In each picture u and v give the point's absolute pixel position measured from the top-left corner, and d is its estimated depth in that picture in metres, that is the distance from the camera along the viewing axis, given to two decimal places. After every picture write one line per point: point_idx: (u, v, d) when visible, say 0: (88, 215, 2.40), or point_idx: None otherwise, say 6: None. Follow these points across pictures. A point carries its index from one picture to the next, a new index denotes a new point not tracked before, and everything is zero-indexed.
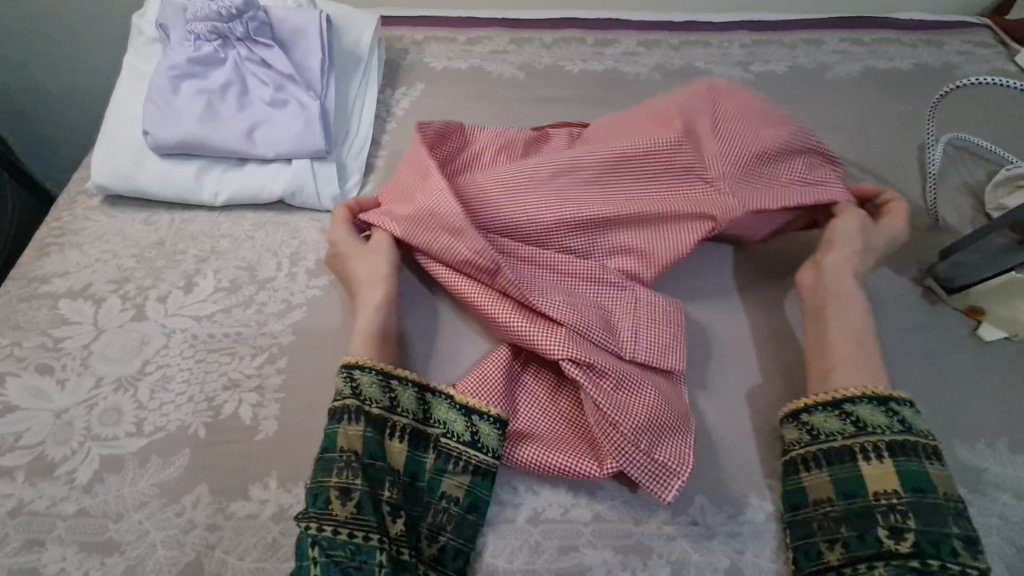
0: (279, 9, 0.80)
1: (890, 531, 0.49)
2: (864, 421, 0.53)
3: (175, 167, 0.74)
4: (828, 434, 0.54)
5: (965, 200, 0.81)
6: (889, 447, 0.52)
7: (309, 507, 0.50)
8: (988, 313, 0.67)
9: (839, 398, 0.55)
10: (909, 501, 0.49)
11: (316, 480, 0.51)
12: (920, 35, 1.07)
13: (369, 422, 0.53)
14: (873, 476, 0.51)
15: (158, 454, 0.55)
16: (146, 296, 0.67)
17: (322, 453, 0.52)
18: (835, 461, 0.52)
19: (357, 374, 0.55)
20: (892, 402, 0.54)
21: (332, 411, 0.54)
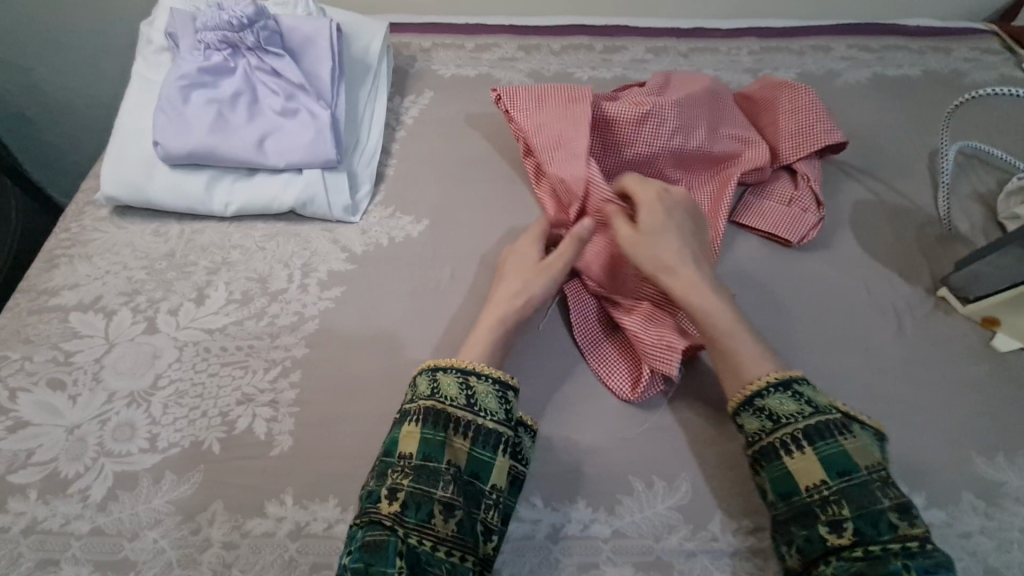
0: (288, 17, 0.79)
1: (829, 525, 0.48)
2: (776, 414, 0.53)
3: (185, 177, 0.73)
4: (754, 436, 0.53)
5: (977, 208, 0.81)
6: (806, 435, 0.51)
7: (409, 516, 0.48)
8: (1003, 325, 0.67)
9: (749, 394, 0.54)
10: (837, 487, 0.49)
11: (420, 489, 0.49)
12: (927, 42, 1.07)
13: (483, 440, 0.52)
14: (799, 469, 0.50)
15: (172, 470, 0.55)
16: (158, 308, 0.66)
17: (422, 460, 0.50)
18: (765, 461, 0.52)
19: (473, 383, 0.54)
20: (793, 384, 0.53)
21: (437, 416, 0.52)
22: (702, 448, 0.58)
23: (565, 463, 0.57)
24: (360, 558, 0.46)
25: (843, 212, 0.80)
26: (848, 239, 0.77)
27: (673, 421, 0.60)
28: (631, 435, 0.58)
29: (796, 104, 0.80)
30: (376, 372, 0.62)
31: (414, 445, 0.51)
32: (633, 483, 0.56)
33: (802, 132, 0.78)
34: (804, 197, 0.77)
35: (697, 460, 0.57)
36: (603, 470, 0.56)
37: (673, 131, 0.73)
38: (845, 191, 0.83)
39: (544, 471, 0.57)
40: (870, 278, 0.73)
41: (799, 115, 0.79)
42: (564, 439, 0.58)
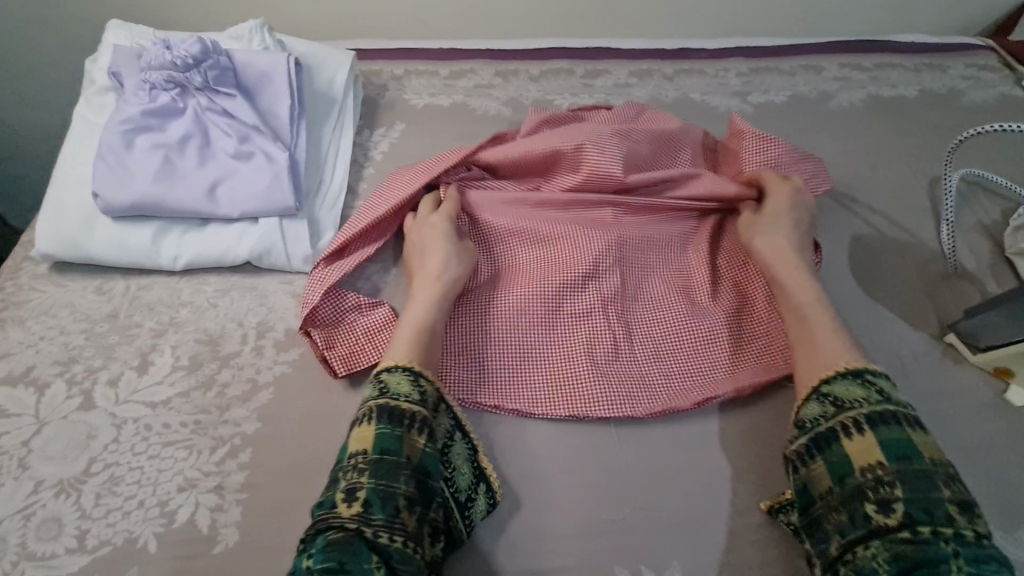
0: (242, 52, 0.74)
1: (878, 504, 0.45)
2: (841, 399, 0.51)
3: (129, 230, 0.68)
4: (812, 420, 0.51)
5: (983, 241, 0.76)
6: (868, 419, 0.49)
7: (374, 514, 0.44)
8: (1017, 376, 0.61)
9: (817, 384, 0.53)
10: (895, 470, 0.46)
11: (383, 484, 0.46)
12: (922, 59, 1.03)
13: (431, 435, 0.50)
14: (855, 449, 0.48)
15: (101, 574, 0.49)
16: (96, 379, 0.60)
17: (379, 455, 0.47)
18: (819, 446, 0.50)
19: (424, 383, 0.52)
20: (862, 373, 0.52)
21: (388, 412, 0.49)
22: (693, 529, 0.53)
23: (543, 552, 0.52)
24: (332, 559, 0.41)
25: (842, 249, 0.75)
26: (846, 280, 0.72)
27: (659, 496, 0.55)
28: (615, 515, 0.54)
29: (762, 152, 0.76)
30: (333, 450, 0.56)
31: (370, 442, 0.48)
32: (618, 575, 0.51)
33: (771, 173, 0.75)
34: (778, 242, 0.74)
35: (686, 545, 0.52)
36: (581, 559, 0.52)
37: (615, 167, 0.71)
38: (843, 224, 0.78)
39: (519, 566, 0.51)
40: (873, 324, 0.68)
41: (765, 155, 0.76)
42: (544, 524, 0.53)
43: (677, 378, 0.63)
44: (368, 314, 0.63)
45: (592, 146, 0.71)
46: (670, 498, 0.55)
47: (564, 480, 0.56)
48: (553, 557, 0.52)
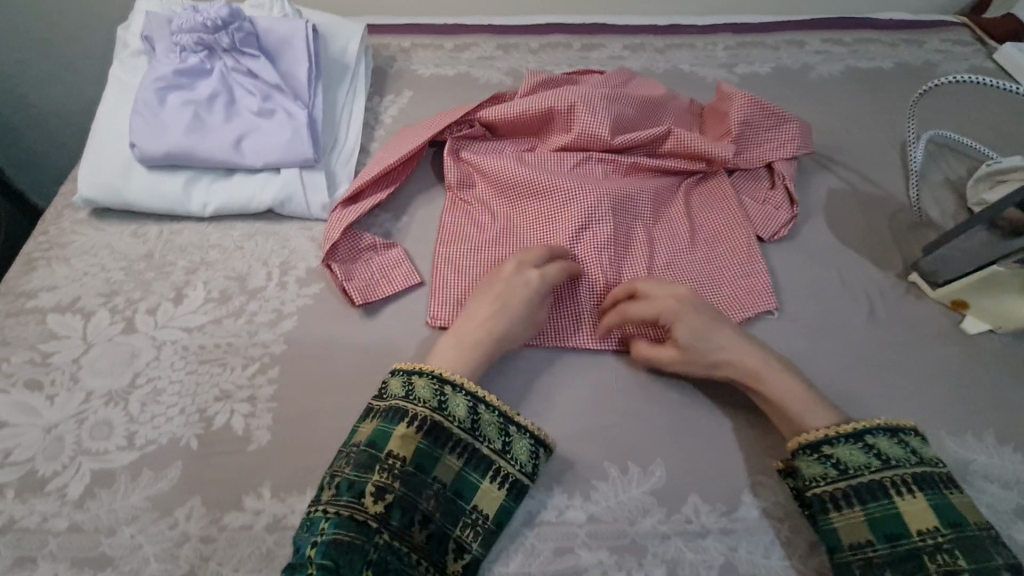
0: (264, 19, 0.80)
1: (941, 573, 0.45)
2: (885, 454, 0.51)
3: (162, 179, 0.74)
4: (856, 469, 0.51)
5: (948, 195, 0.83)
6: (915, 480, 0.49)
7: (393, 519, 0.49)
8: (972, 307, 0.68)
9: (858, 430, 0.53)
10: (951, 537, 0.46)
11: (403, 495, 0.49)
12: (899, 35, 1.09)
13: (464, 456, 0.52)
14: (909, 512, 0.48)
15: (149, 467, 0.55)
16: (136, 308, 0.66)
17: (415, 468, 0.50)
18: (867, 499, 0.49)
19: (480, 410, 0.54)
20: (896, 432, 0.53)
21: (438, 432, 0.52)
22: (677, 432, 0.59)
23: None
24: (329, 555, 0.46)
25: (817, 201, 0.82)
26: (820, 228, 0.79)
27: (647, 405, 0.61)
28: (606, 421, 0.60)
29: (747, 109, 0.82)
30: (353, 368, 0.63)
31: (408, 450, 0.51)
32: (607, 468, 0.56)
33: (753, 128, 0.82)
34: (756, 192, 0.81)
35: (670, 445, 0.58)
36: (575, 454, 0.57)
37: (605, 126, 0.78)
38: (819, 180, 0.84)
39: None
40: (844, 266, 0.74)
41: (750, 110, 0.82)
42: (543, 428, 0.59)
43: None
44: (383, 253, 0.71)
45: (584, 107, 0.77)
46: (655, 404, 0.61)
47: (560, 389, 0.62)
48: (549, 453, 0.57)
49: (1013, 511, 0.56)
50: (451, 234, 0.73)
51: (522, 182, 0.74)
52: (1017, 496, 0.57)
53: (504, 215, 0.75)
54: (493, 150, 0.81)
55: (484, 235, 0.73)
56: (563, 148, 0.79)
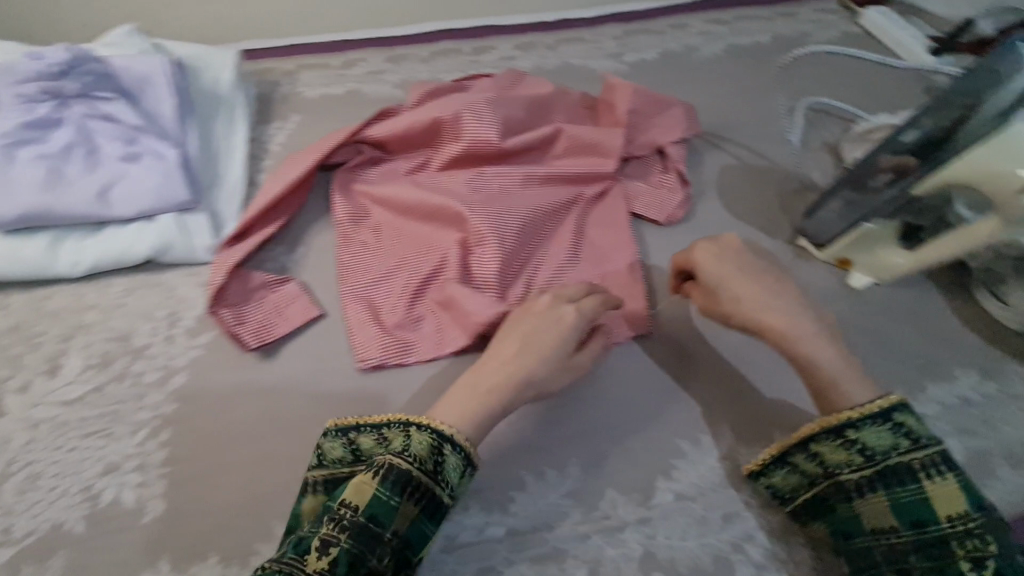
0: (118, 57, 0.75)
1: (970, 562, 0.42)
2: (916, 433, 0.48)
3: (21, 242, 0.68)
4: (883, 453, 0.48)
5: (828, 158, 0.87)
6: (947, 461, 0.46)
7: (339, 574, 0.42)
8: (855, 264, 0.72)
9: (889, 407, 0.48)
10: (982, 522, 0.44)
11: (354, 547, 0.43)
12: (773, 9, 1.14)
13: (416, 487, 0.47)
14: (939, 496, 0.45)
15: (31, 561, 0.51)
16: (4, 389, 0.61)
17: (370, 519, 0.44)
18: (895, 484, 0.47)
19: (445, 448, 0.49)
20: (892, 414, 0.48)
21: (399, 474, 0.47)
22: (589, 430, 0.59)
23: None
24: None
25: (709, 179, 0.84)
26: (714, 205, 0.81)
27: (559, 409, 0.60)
28: (520, 431, 0.59)
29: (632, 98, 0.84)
30: (253, 416, 0.60)
31: (365, 498, 0.45)
32: (522, 479, 0.56)
33: (638, 119, 0.84)
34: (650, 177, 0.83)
35: (583, 444, 0.58)
36: (488, 470, 0.56)
37: (489, 128, 0.77)
38: (710, 158, 0.87)
39: None
40: (738, 239, 0.77)
41: (634, 99, 0.83)
42: None
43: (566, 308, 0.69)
44: (276, 290, 0.68)
45: (470, 114, 0.77)
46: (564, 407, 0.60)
47: None
48: None
49: None
50: (355, 267, 0.71)
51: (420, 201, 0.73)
52: None
53: (401, 235, 0.73)
54: (388, 172, 0.80)
55: (387, 260, 0.71)
56: (454, 158, 0.78)
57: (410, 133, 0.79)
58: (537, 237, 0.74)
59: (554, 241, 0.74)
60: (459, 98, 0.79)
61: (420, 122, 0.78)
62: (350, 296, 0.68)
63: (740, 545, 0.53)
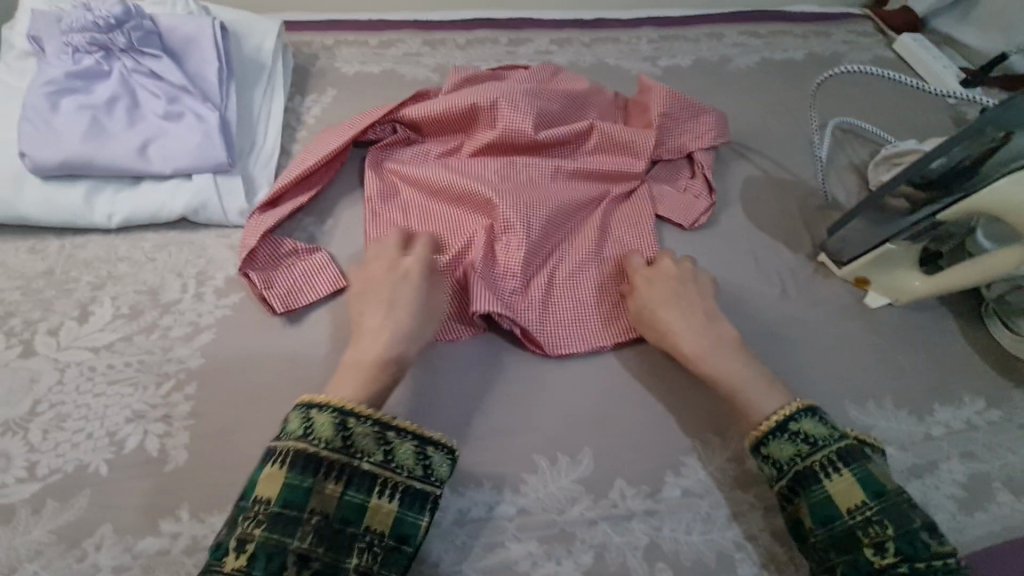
0: (167, 17, 0.76)
1: (874, 547, 0.48)
2: (812, 436, 0.52)
3: (60, 190, 0.69)
4: (788, 462, 0.52)
5: (853, 179, 0.88)
6: (840, 456, 0.51)
7: (257, 569, 0.43)
8: (872, 283, 0.73)
9: (782, 419, 0.54)
10: (877, 507, 0.49)
11: (274, 538, 0.45)
12: (809, 27, 1.15)
13: (350, 481, 0.48)
14: (837, 493, 0.50)
15: (54, 497, 0.52)
16: (35, 331, 0.62)
17: (282, 507, 0.46)
18: (803, 487, 0.51)
19: (348, 422, 0.49)
20: (789, 422, 0.53)
21: (305, 461, 0.47)
22: (604, 421, 0.60)
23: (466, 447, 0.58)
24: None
25: (735, 189, 0.85)
26: (738, 215, 0.82)
27: (573, 398, 0.62)
28: (535, 417, 0.60)
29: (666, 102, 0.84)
30: (277, 379, 0.61)
31: (274, 490, 0.46)
32: (536, 463, 0.57)
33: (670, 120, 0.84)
34: (678, 180, 0.84)
35: (596, 436, 0.59)
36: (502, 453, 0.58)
37: (526, 118, 0.78)
38: (737, 169, 0.88)
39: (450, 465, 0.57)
40: (759, 250, 0.78)
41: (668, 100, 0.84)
42: (475, 425, 0.60)
43: (587, 303, 0.69)
44: (305, 258, 0.69)
45: (506, 103, 0.77)
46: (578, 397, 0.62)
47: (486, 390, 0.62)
48: (477, 450, 0.58)
49: (908, 470, 0.61)
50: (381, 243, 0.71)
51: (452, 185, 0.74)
52: (912, 456, 0.62)
53: (426, 217, 0.74)
54: (419, 154, 0.81)
55: (412, 243, 0.72)
56: (486, 144, 0.79)
57: (445, 118, 0.79)
58: (563, 229, 0.73)
59: (579, 237, 0.74)
60: (497, 86, 0.80)
61: (454, 107, 0.78)
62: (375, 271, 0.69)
63: (741, 544, 0.55)
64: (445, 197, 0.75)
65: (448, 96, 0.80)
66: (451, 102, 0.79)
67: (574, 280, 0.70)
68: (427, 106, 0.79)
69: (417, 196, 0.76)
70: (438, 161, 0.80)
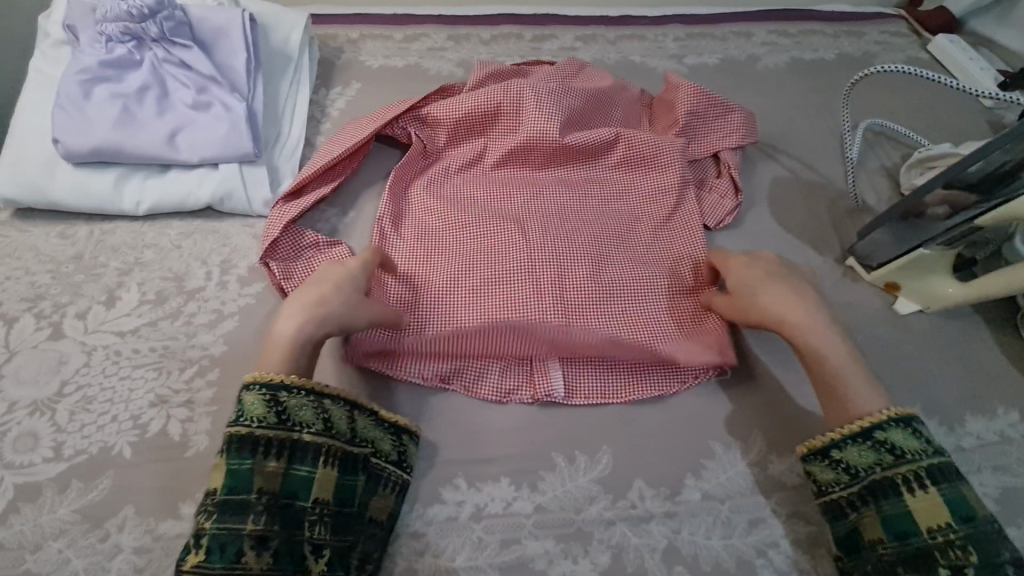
0: (198, 8, 0.77)
1: (950, 569, 0.47)
2: (900, 448, 0.51)
3: (91, 176, 0.70)
4: (866, 470, 0.52)
5: (883, 182, 0.86)
6: (930, 474, 0.50)
7: (214, 561, 0.45)
8: (903, 289, 0.71)
9: (867, 427, 0.53)
10: (964, 534, 0.47)
11: (225, 527, 0.46)
12: (841, 26, 1.13)
13: (292, 458, 0.49)
14: (921, 510, 0.49)
15: (79, 477, 0.53)
16: (64, 313, 0.63)
17: (228, 494, 0.47)
18: (879, 497, 0.51)
19: (280, 397, 0.50)
20: (875, 432, 0.52)
21: (245, 441, 0.48)
22: (623, 421, 0.60)
23: (484, 443, 0.58)
24: None
25: (761, 190, 0.84)
26: (764, 216, 0.81)
27: (593, 401, 0.61)
28: (553, 415, 0.60)
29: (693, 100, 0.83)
30: None
31: (219, 480, 0.48)
32: (554, 462, 0.57)
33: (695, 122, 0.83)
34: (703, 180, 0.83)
35: (616, 436, 0.59)
36: (521, 450, 0.57)
37: (550, 115, 0.77)
38: (763, 169, 0.86)
39: (468, 461, 0.57)
40: (785, 252, 0.77)
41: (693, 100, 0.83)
42: (494, 420, 0.59)
43: (611, 317, 0.66)
44: (326, 251, 0.69)
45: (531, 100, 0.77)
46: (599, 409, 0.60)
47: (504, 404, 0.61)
48: (495, 446, 0.58)
49: None
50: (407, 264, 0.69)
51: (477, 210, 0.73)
52: None
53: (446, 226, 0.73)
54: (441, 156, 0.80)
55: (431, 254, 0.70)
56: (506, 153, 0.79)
57: (468, 115, 0.79)
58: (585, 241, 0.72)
59: (603, 251, 0.71)
60: (521, 82, 0.79)
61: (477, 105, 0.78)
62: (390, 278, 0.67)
63: (763, 550, 0.53)
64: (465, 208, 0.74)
65: (472, 93, 0.80)
66: (473, 100, 0.78)
67: (598, 295, 0.67)
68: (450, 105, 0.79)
69: (436, 205, 0.74)
70: (458, 176, 0.78)
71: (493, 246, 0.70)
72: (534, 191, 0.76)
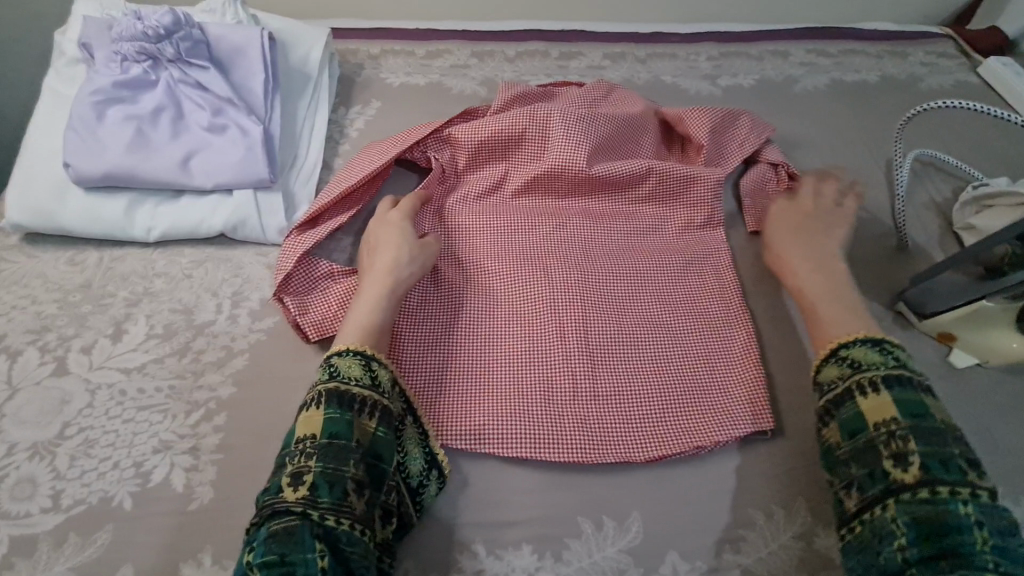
0: (216, 26, 0.74)
1: (894, 460, 0.48)
2: (859, 361, 0.53)
3: (102, 202, 0.68)
4: (830, 383, 0.54)
5: (934, 219, 0.80)
6: (885, 381, 0.51)
7: (321, 497, 0.45)
8: (959, 340, 0.65)
9: (833, 346, 0.55)
10: (909, 425, 0.48)
11: (329, 470, 0.46)
12: (884, 46, 1.07)
13: (382, 419, 0.50)
14: (870, 409, 0.50)
15: (77, 532, 0.50)
16: (69, 347, 0.61)
17: (329, 440, 0.47)
18: (837, 406, 0.52)
19: (376, 366, 0.52)
20: (839, 350, 0.55)
21: (339, 397, 0.49)
22: (654, 484, 0.55)
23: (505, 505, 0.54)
24: (275, 551, 0.42)
25: None
26: None
27: (623, 461, 0.56)
28: (580, 476, 0.55)
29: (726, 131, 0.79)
30: None
31: (317, 427, 0.48)
32: (581, 529, 0.53)
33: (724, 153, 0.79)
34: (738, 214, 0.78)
35: (648, 502, 0.54)
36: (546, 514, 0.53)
37: (578, 145, 0.73)
38: None
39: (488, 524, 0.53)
40: None
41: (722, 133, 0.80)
42: (515, 480, 0.55)
43: (638, 367, 0.62)
44: (342, 281, 0.65)
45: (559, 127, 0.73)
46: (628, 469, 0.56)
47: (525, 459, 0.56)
48: (518, 509, 0.54)
49: None
50: (424, 303, 0.65)
51: (492, 256, 0.69)
52: None
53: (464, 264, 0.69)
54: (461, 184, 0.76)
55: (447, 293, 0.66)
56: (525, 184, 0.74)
57: (493, 141, 0.75)
58: (610, 280, 0.68)
59: (629, 291, 0.67)
60: (548, 107, 0.75)
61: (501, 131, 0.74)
62: (407, 318, 0.64)
63: None
64: (485, 243, 0.70)
65: (495, 118, 0.75)
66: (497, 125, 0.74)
67: (623, 341, 0.63)
68: (473, 129, 0.75)
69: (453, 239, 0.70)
70: (478, 204, 0.74)
71: (513, 287, 0.67)
72: (557, 224, 0.72)
